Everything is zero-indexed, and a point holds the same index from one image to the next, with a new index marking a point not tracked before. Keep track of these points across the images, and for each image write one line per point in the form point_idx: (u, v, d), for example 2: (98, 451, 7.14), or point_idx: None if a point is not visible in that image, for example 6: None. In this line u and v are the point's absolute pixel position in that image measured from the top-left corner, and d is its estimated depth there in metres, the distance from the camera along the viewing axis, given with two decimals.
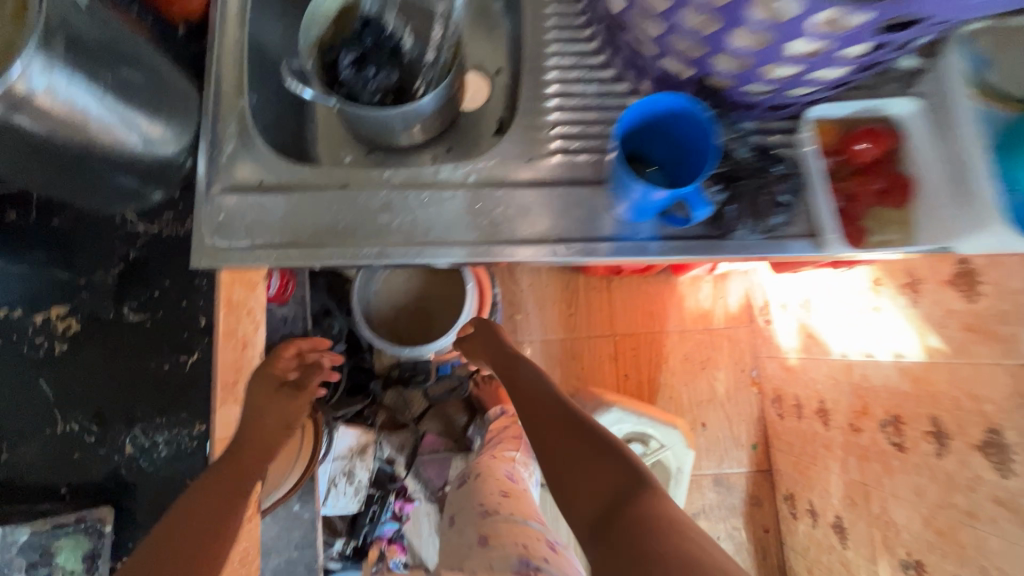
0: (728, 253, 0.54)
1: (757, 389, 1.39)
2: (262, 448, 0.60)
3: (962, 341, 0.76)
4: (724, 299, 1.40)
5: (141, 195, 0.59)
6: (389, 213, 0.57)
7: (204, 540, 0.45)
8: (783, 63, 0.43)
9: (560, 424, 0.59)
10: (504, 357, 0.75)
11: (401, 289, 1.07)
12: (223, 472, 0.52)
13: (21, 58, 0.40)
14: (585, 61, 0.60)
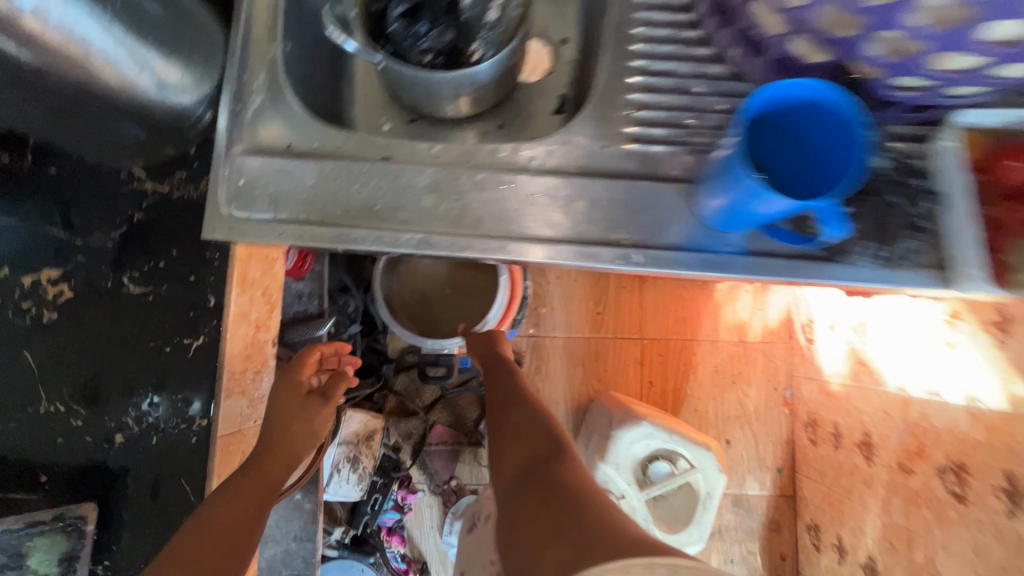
0: (835, 281, 0.46)
1: (789, 410, 1.17)
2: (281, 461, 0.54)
3: None
4: (762, 311, 1.19)
5: (150, 148, 0.51)
6: (435, 196, 0.49)
7: (230, 541, 0.45)
8: (967, 53, 0.34)
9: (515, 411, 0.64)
10: (493, 366, 0.77)
11: (428, 276, 0.99)
12: (252, 467, 0.51)
13: None
14: (680, 34, 0.51)
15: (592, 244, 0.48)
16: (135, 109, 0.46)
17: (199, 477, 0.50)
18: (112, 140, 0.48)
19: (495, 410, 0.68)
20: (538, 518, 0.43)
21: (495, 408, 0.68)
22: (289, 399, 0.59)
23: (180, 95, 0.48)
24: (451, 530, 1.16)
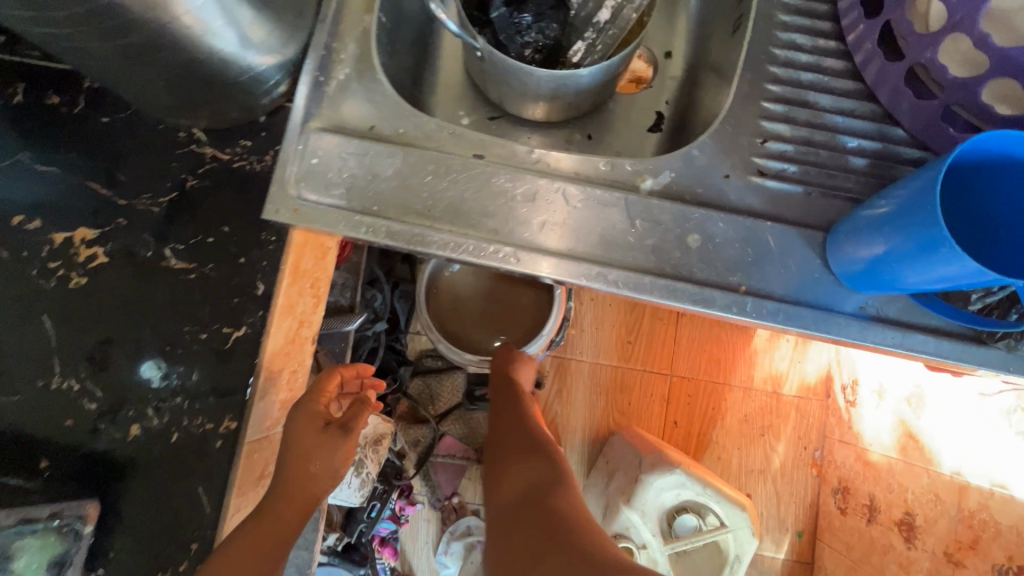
0: (981, 366, 0.39)
1: (817, 472, 1.11)
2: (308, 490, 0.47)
3: None
4: (801, 365, 1.14)
5: (216, 111, 0.46)
6: (531, 206, 0.43)
7: None
8: None
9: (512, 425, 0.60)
10: (505, 378, 0.69)
11: (467, 286, 0.87)
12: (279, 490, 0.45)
13: None
14: (824, 63, 0.45)
15: (703, 284, 0.41)
16: (213, 66, 0.40)
17: (219, 486, 0.43)
18: (178, 95, 0.43)
19: (498, 427, 0.62)
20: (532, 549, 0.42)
21: (498, 427, 0.62)
22: (305, 437, 0.47)
23: (262, 58, 0.43)
24: (446, 550, 1.11)
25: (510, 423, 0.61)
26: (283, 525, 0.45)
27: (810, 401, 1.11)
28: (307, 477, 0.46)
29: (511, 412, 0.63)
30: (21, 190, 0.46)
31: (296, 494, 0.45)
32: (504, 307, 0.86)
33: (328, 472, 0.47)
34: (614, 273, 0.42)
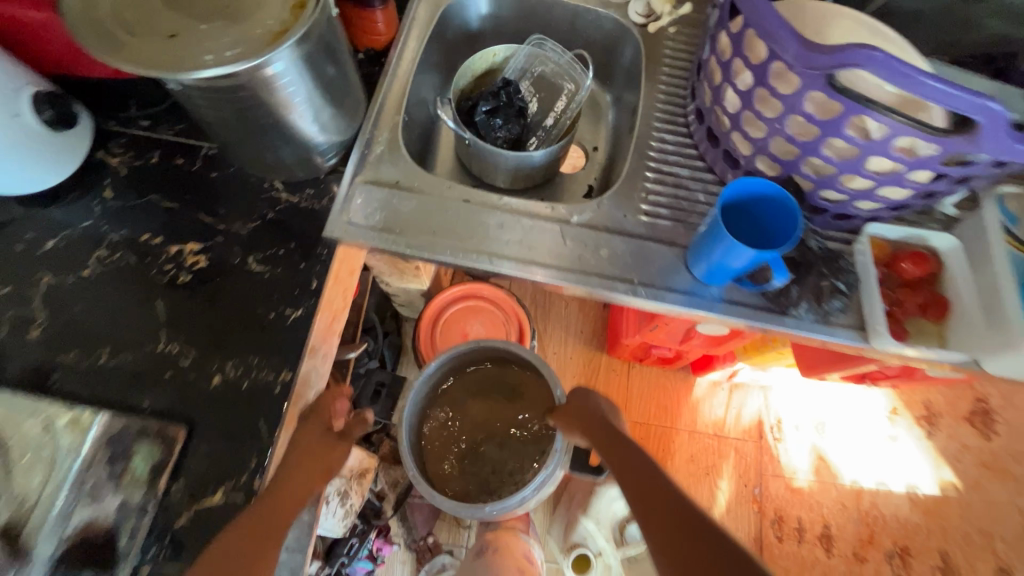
0: (788, 327, 0.61)
1: (757, 508, 1.17)
2: (308, 473, 0.59)
3: (976, 477, 0.81)
4: (739, 408, 1.25)
5: (292, 170, 0.69)
6: (501, 230, 0.66)
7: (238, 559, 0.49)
8: (862, 175, 0.54)
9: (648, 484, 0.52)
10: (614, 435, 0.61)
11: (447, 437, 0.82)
12: (272, 500, 0.54)
13: (275, 52, 0.52)
14: (682, 150, 0.72)
15: (611, 279, 0.64)
16: (302, 138, 0.65)
17: (274, 418, 0.60)
18: (271, 156, 0.66)
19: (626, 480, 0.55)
20: None
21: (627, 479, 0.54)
22: (311, 438, 0.62)
23: (330, 136, 0.67)
24: None
25: (637, 476, 0.54)
26: (281, 519, 0.53)
27: (747, 442, 1.22)
28: (301, 470, 0.59)
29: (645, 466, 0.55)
30: (152, 219, 0.68)
31: (292, 483, 0.57)
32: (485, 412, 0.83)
33: (325, 468, 0.62)
34: (554, 270, 0.64)
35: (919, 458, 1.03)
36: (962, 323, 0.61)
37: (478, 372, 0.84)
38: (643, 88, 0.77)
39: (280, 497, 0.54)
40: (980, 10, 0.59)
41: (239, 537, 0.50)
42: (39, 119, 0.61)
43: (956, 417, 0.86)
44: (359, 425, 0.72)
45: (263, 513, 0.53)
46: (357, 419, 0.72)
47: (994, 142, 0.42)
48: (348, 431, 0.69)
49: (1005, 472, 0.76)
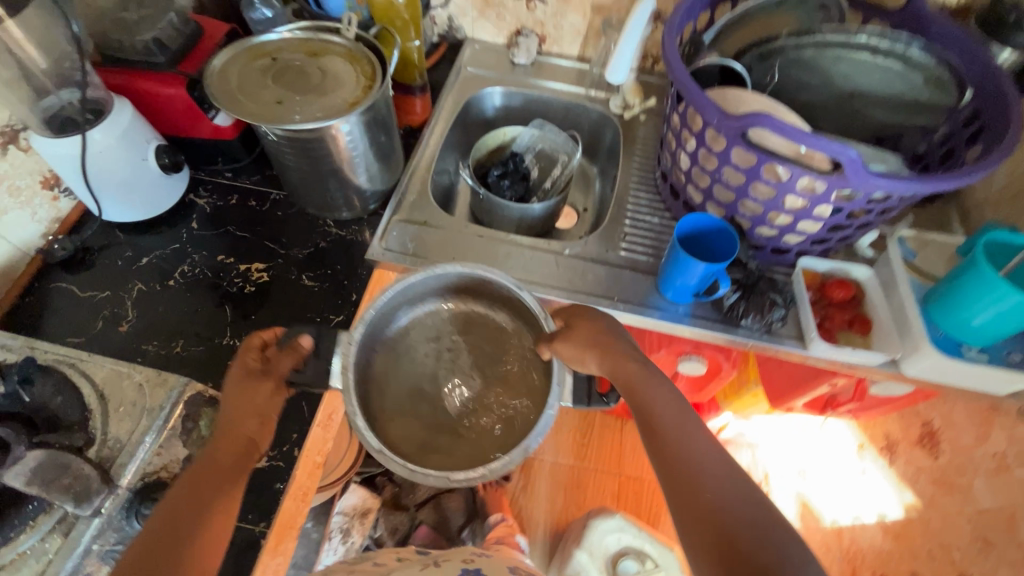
0: (739, 337, 0.76)
1: None
2: (234, 446, 0.59)
3: (932, 494, 1.01)
4: None
5: (344, 211, 0.87)
6: (507, 258, 0.83)
7: (203, 496, 0.54)
8: (782, 211, 0.71)
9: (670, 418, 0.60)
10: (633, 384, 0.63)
11: (410, 404, 0.73)
12: (218, 448, 0.58)
13: (344, 119, 0.70)
14: (653, 206, 0.91)
15: (596, 296, 0.80)
16: (355, 183, 0.83)
17: (316, 400, 0.72)
18: (328, 198, 0.84)
19: (655, 446, 0.59)
20: None
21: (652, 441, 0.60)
22: (236, 385, 0.62)
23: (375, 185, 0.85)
24: None
25: (659, 407, 0.61)
26: (220, 464, 0.57)
27: None
28: (237, 425, 0.60)
29: (672, 427, 0.59)
30: (226, 245, 0.85)
31: (232, 431, 0.60)
32: (422, 365, 0.76)
33: (261, 412, 0.62)
34: (557, 291, 0.80)
35: (883, 487, 1.13)
36: (883, 334, 0.74)
37: (413, 322, 0.78)
38: (623, 160, 0.97)
39: (219, 447, 0.58)
40: (862, 102, 0.76)
41: (193, 487, 0.54)
42: (159, 165, 0.81)
43: (909, 443, 1.05)
44: (292, 355, 0.65)
45: (214, 461, 0.57)
46: (290, 353, 0.65)
47: (860, 178, 0.60)
48: (275, 366, 0.64)
49: (953, 485, 0.93)
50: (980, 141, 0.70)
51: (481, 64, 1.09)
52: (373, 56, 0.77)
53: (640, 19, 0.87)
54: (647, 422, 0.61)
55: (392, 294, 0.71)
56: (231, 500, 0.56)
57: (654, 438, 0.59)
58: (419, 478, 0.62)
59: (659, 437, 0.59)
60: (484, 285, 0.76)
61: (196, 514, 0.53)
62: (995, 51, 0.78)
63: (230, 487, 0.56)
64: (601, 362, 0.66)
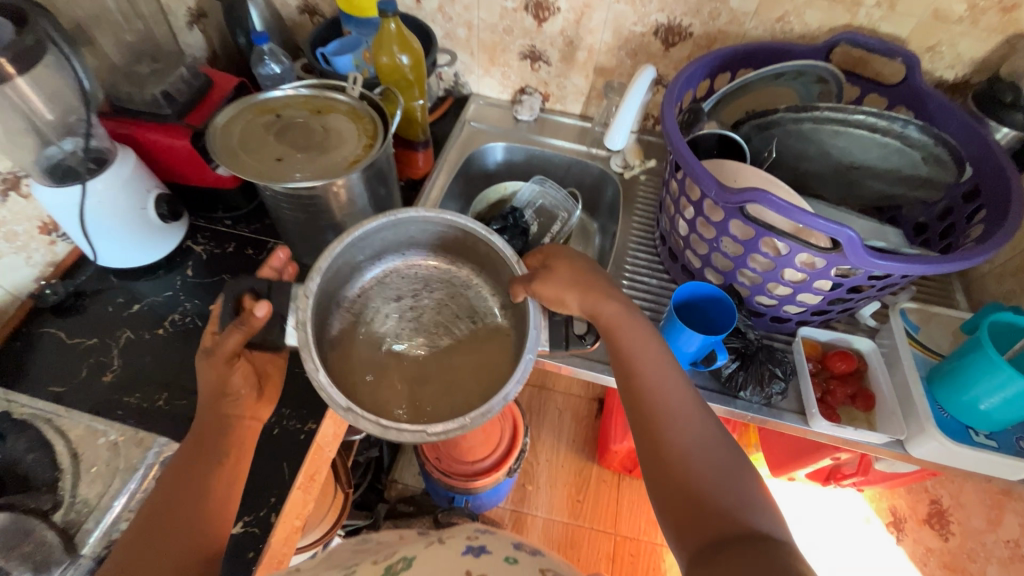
0: (737, 408, 0.74)
1: None
2: (217, 420, 0.61)
3: None
4: None
5: None
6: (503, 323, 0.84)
7: (197, 459, 0.58)
8: (781, 283, 0.70)
9: (641, 359, 0.63)
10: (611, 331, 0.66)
11: (372, 369, 0.71)
12: (206, 423, 0.61)
13: (343, 177, 0.70)
14: (652, 267, 0.90)
15: (592, 360, 0.80)
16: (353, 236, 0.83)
17: (297, 461, 0.70)
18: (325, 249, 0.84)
19: (632, 393, 0.62)
20: (686, 522, 0.51)
21: (626, 392, 0.63)
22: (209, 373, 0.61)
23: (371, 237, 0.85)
24: None
25: (632, 349, 0.64)
26: (216, 438, 0.60)
27: None
28: (221, 423, 0.61)
29: (641, 369, 0.62)
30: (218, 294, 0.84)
31: (215, 411, 0.61)
32: (383, 326, 0.75)
33: (230, 390, 0.62)
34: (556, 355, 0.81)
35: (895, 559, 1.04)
36: (886, 410, 0.72)
37: (374, 280, 0.78)
38: (623, 218, 0.97)
39: (209, 427, 0.60)
40: (860, 173, 0.76)
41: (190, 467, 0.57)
42: (157, 214, 0.81)
43: (918, 520, 1.00)
44: (241, 332, 0.59)
45: (202, 439, 0.60)
46: (235, 331, 0.59)
47: (859, 258, 0.59)
48: (223, 347, 0.60)
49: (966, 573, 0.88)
50: (982, 219, 0.70)
51: (485, 120, 1.11)
52: (375, 115, 0.78)
53: (640, 89, 0.89)
54: (627, 366, 0.63)
55: (350, 245, 0.70)
56: (227, 458, 0.59)
57: (626, 378, 0.62)
58: (393, 437, 0.58)
59: (636, 385, 0.61)
60: (440, 235, 0.76)
61: (195, 492, 0.56)
62: (992, 127, 0.79)
63: (219, 459, 0.59)
64: (583, 303, 0.68)
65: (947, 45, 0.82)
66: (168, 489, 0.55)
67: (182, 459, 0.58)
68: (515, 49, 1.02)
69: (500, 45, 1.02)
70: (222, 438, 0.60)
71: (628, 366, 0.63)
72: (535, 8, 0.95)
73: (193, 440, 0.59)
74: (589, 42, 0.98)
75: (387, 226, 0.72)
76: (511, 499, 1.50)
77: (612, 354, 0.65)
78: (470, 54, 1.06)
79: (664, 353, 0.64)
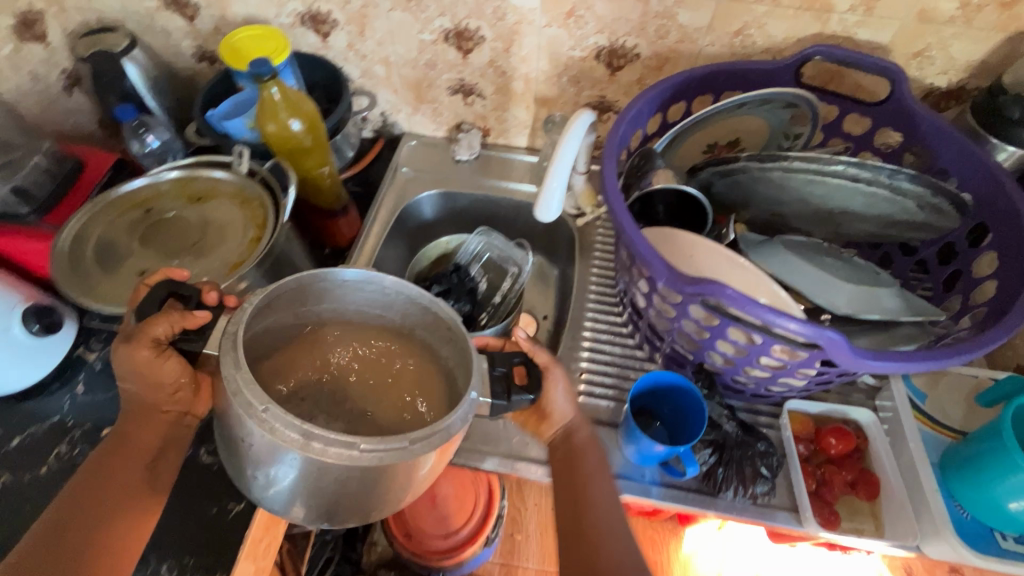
0: (720, 510, 0.62)
1: None
2: (149, 422, 0.57)
3: None
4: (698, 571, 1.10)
5: None
6: None
7: (116, 463, 0.55)
8: (758, 367, 0.58)
9: (587, 478, 0.58)
10: (569, 438, 0.60)
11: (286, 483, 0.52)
12: (130, 424, 0.56)
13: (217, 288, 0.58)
14: (615, 329, 0.78)
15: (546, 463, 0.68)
16: None
17: None
18: None
19: (566, 498, 0.57)
20: None
21: (567, 500, 0.57)
22: (127, 359, 0.52)
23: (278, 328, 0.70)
24: None
25: (579, 466, 0.59)
26: (143, 443, 0.56)
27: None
28: (145, 427, 0.56)
29: (589, 488, 0.57)
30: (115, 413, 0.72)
31: (148, 416, 0.57)
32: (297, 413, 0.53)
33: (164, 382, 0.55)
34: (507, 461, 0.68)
35: None
36: (893, 505, 0.60)
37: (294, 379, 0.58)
38: (579, 267, 0.85)
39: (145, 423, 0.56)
40: (843, 217, 0.64)
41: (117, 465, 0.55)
42: (27, 332, 0.69)
43: None
44: (170, 318, 0.50)
45: (124, 440, 0.56)
46: (165, 317, 0.50)
47: (847, 360, 0.47)
48: (147, 329, 0.51)
49: None
50: (992, 275, 0.59)
51: (419, 163, 0.98)
52: (265, 196, 0.66)
53: (576, 136, 0.68)
54: (572, 479, 0.58)
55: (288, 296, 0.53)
56: (150, 464, 0.56)
57: (569, 494, 0.57)
58: (315, 454, 0.45)
59: (576, 495, 0.57)
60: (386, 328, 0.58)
61: (115, 493, 0.54)
62: (994, 146, 0.67)
63: (144, 466, 0.56)
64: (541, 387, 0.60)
65: (938, 49, 0.69)
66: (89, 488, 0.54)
67: (104, 457, 0.55)
68: (442, 84, 0.89)
69: (425, 80, 0.89)
70: (146, 439, 0.56)
71: (571, 468, 0.59)
72: (457, 39, 0.82)
73: (120, 434, 0.56)
74: (524, 71, 0.85)
75: (331, 293, 0.56)
76: (500, 552, 1.40)
77: (556, 468, 0.60)
78: (393, 92, 0.92)
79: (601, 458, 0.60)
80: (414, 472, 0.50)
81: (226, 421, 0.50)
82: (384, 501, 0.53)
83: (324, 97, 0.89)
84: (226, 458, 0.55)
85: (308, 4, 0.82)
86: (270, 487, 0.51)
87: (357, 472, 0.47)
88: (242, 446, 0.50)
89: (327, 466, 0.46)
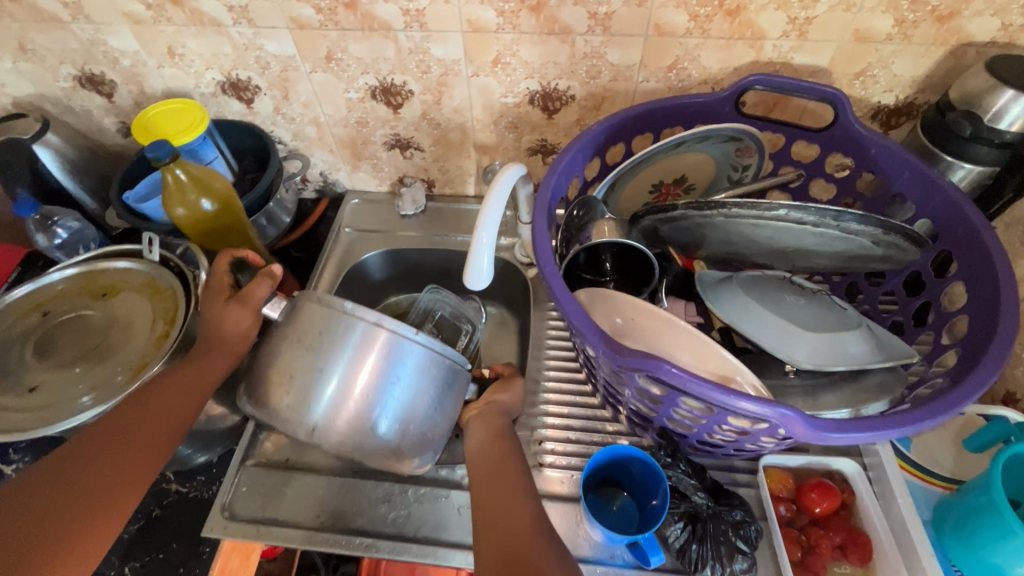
0: None
1: None
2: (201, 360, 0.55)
3: None
4: None
5: (185, 459, 0.67)
6: (388, 505, 0.64)
7: (161, 398, 0.54)
8: (721, 431, 0.53)
9: (505, 467, 0.54)
10: (482, 469, 0.55)
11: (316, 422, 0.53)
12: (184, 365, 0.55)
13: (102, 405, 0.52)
14: (575, 385, 0.72)
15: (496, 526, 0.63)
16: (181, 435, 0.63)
17: None
18: None
19: (490, 531, 0.49)
20: None
21: (486, 501, 0.52)
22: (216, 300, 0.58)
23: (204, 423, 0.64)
24: None
25: (496, 457, 0.55)
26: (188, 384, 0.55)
27: None
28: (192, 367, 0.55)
29: (506, 475, 0.53)
30: None
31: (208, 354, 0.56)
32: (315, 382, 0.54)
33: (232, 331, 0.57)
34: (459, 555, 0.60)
35: None
36: (889, 571, 0.54)
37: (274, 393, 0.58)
38: (534, 319, 0.80)
39: (191, 367, 0.55)
40: (798, 255, 0.60)
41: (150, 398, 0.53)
42: None
43: None
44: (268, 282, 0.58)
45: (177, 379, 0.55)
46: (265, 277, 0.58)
47: (806, 432, 0.42)
48: (249, 297, 0.57)
49: None
50: (963, 309, 0.55)
51: (363, 221, 0.93)
52: (178, 285, 0.61)
53: (508, 184, 0.63)
54: (489, 475, 0.53)
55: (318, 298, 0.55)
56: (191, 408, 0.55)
57: (486, 485, 0.53)
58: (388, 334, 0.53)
59: (494, 486, 0.52)
60: None
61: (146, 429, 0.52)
62: (950, 165, 0.63)
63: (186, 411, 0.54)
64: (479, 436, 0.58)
65: (880, 67, 0.66)
66: (73, 459, 0.50)
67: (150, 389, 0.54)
68: (378, 140, 0.86)
69: (359, 138, 0.86)
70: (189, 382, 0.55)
71: (488, 467, 0.54)
72: (384, 95, 0.78)
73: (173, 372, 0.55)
74: (459, 121, 0.81)
75: None
76: None
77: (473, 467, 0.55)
78: (329, 151, 0.88)
79: (533, 496, 0.52)
80: (445, 380, 0.56)
81: (283, 343, 0.54)
82: (409, 430, 0.55)
83: (254, 164, 0.85)
84: (252, 407, 0.56)
85: (225, 72, 0.78)
86: (313, 412, 0.53)
87: (419, 358, 0.54)
88: (293, 367, 0.53)
89: (395, 351, 0.53)
